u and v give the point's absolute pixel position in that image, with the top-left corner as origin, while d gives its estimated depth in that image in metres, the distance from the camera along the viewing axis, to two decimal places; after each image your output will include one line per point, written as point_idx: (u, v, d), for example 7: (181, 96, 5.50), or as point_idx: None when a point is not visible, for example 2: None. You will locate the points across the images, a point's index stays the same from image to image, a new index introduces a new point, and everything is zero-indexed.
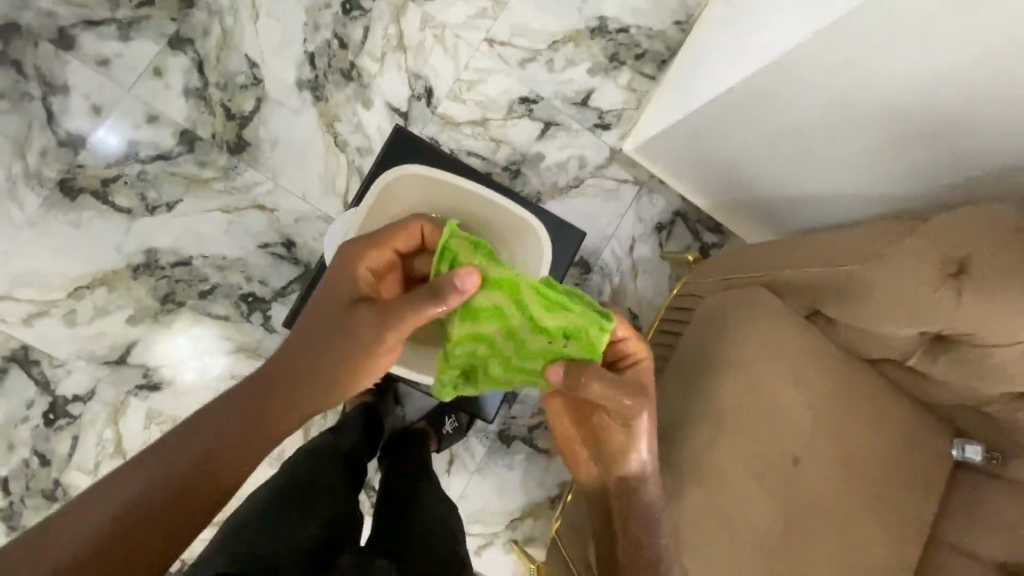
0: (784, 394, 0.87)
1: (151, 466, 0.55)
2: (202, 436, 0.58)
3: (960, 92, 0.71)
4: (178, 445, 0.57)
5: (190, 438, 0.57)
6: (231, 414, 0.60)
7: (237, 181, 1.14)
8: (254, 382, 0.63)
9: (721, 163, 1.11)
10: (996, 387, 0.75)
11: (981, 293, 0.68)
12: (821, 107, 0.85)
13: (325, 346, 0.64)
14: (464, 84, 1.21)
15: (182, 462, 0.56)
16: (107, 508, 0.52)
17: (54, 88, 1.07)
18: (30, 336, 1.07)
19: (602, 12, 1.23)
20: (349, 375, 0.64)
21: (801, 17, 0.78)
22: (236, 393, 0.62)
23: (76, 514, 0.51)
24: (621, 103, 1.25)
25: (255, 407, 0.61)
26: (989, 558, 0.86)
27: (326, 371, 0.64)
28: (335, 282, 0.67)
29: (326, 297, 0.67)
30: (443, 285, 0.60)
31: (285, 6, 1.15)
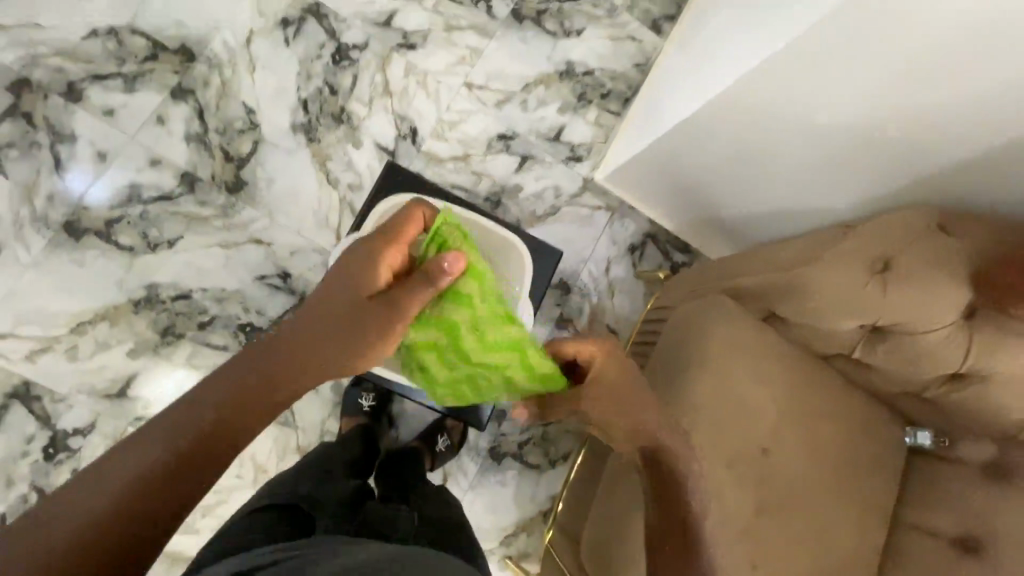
0: (752, 390, 0.95)
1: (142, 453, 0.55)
2: (206, 413, 0.58)
3: (868, 117, 0.85)
4: (181, 420, 0.58)
5: (194, 413, 0.58)
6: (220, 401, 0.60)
7: (234, 218, 1.21)
8: (242, 367, 0.63)
9: (682, 188, 1.23)
10: (926, 370, 0.88)
11: (902, 284, 0.83)
12: (759, 134, 0.98)
13: (320, 333, 0.66)
14: (446, 124, 1.32)
15: (172, 449, 0.56)
16: (96, 495, 0.52)
17: (62, 137, 1.16)
18: (33, 371, 1.12)
19: (569, 58, 1.37)
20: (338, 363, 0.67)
21: (732, 63, 0.92)
22: (224, 377, 0.62)
23: (65, 501, 0.51)
24: (591, 137, 1.37)
25: (253, 381, 0.62)
26: (946, 534, 0.93)
27: (317, 360, 0.65)
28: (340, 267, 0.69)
29: (338, 282, 0.68)
30: (435, 273, 0.66)
31: (280, 58, 1.26)
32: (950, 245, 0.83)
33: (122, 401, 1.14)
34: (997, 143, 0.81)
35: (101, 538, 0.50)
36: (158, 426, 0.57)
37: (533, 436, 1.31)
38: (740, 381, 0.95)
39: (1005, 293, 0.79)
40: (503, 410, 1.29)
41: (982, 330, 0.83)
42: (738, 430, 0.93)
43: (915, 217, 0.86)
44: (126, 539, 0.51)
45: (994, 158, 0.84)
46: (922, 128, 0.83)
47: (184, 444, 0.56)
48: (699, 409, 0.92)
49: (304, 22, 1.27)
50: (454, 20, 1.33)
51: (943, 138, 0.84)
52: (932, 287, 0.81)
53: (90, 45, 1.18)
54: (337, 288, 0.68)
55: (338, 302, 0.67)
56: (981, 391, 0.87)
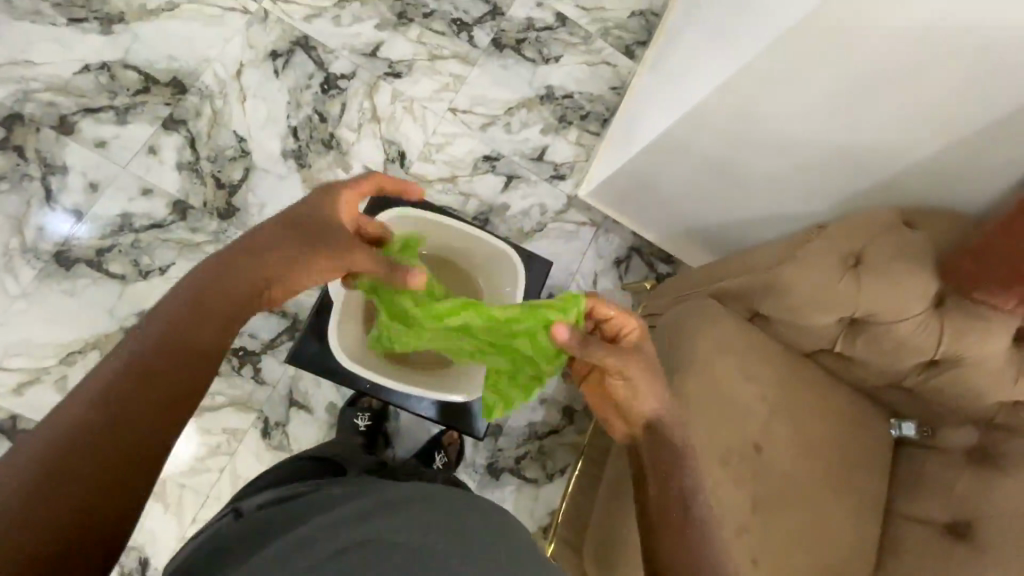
0: (743, 388, 0.98)
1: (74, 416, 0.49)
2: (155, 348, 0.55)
3: (829, 127, 0.91)
4: (129, 360, 0.53)
5: (143, 348, 0.55)
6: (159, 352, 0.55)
7: (227, 243, 1.22)
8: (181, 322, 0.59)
9: (663, 201, 1.28)
10: (903, 358, 0.93)
11: (873, 278, 0.88)
12: (730, 146, 1.03)
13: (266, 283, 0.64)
14: (433, 147, 1.37)
15: (111, 405, 0.50)
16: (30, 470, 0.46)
17: (53, 169, 1.18)
18: (20, 404, 1.10)
19: (549, 82, 1.44)
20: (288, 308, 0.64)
21: (700, 81, 0.97)
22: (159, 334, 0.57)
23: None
24: (573, 156, 1.43)
25: (206, 312, 0.60)
26: (937, 521, 0.96)
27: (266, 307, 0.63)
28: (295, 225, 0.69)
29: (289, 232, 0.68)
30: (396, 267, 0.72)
31: (270, 88, 1.30)
32: (911, 240, 0.89)
33: None
34: (949, 144, 0.88)
35: (69, 487, 0.46)
36: (105, 373, 0.52)
37: (530, 450, 1.30)
38: (729, 379, 0.98)
39: (968, 280, 0.84)
40: (498, 425, 1.30)
41: (950, 318, 0.88)
42: (732, 427, 0.96)
43: (878, 216, 0.92)
44: (70, 506, 0.45)
45: (948, 158, 0.91)
46: (878, 135, 0.90)
47: (139, 379, 0.52)
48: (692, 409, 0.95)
49: (292, 54, 1.32)
50: (438, 50, 1.40)
51: (899, 143, 0.90)
52: (901, 279, 0.87)
53: (82, 80, 1.21)
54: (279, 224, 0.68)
55: (283, 235, 0.67)
56: (954, 377, 0.91)
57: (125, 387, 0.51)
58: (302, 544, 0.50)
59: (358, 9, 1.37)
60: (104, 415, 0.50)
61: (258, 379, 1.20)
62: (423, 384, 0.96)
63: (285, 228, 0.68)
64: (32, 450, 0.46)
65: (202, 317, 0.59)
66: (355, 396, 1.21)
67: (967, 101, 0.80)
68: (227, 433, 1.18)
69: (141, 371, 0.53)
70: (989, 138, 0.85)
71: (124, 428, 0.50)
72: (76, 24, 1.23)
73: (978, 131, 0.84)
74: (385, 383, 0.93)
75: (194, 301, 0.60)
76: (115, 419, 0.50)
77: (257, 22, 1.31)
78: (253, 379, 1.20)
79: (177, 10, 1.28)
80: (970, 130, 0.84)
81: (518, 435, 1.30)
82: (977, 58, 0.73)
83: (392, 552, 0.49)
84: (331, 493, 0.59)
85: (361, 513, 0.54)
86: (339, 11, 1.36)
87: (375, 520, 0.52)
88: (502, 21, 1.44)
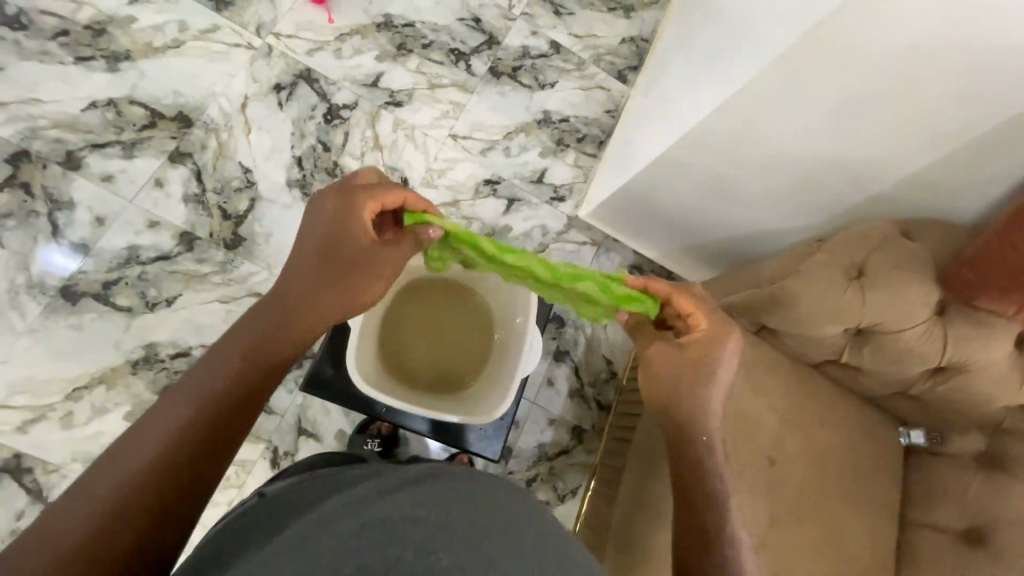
0: (754, 403, 0.99)
1: (154, 430, 0.55)
2: (200, 387, 0.59)
3: (824, 142, 0.94)
4: (178, 400, 0.58)
5: (191, 388, 0.59)
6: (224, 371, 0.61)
7: (234, 273, 1.23)
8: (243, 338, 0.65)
9: (663, 218, 1.30)
10: (911, 366, 0.94)
11: (876, 288, 0.91)
12: (729, 165, 1.06)
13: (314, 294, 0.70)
14: (434, 173, 1.39)
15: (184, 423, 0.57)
16: (121, 478, 0.52)
17: (60, 205, 1.18)
18: (25, 442, 1.09)
19: (545, 107, 1.48)
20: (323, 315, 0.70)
21: (698, 101, 1.00)
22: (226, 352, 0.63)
23: (91, 487, 0.51)
24: (571, 177, 1.46)
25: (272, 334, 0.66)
26: (952, 528, 0.97)
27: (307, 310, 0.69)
28: (332, 231, 0.71)
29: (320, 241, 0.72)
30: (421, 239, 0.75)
31: (274, 120, 1.32)
32: (910, 250, 0.92)
33: None
34: (938, 156, 0.91)
35: (124, 518, 0.50)
36: (155, 415, 0.57)
37: (540, 471, 1.29)
38: (741, 394, 0.98)
39: (967, 288, 0.87)
40: (508, 447, 1.28)
41: (953, 326, 0.90)
42: (748, 442, 0.97)
43: (875, 230, 0.95)
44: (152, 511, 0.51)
45: (936, 170, 0.94)
46: (871, 149, 0.93)
47: (188, 417, 0.57)
48: None
49: (295, 86, 1.35)
50: (437, 79, 1.43)
51: (891, 156, 0.93)
52: (904, 289, 0.90)
53: (89, 116, 1.23)
54: (307, 254, 0.72)
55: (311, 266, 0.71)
56: (962, 382, 0.93)
57: (176, 425, 0.56)
58: (308, 537, 0.42)
59: (358, 41, 1.40)
60: (157, 452, 0.54)
61: (265, 408, 1.19)
62: (438, 408, 0.96)
63: (313, 256, 0.71)
64: (91, 490, 0.51)
65: (248, 355, 0.63)
66: (364, 423, 1.20)
67: (954, 113, 0.84)
68: (235, 465, 1.16)
69: (190, 410, 0.57)
70: (975, 150, 0.89)
71: (175, 461, 0.54)
72: (83, 63, 1.25)
73: (963, 144, 0.88)
74: (398, 406, 0.91)
75: (238, 339, 0.64)
76: (167, 451, 0.54)
77: (261, 56, 1.35)
78: (262, 409, 1.19)
79: (182, 47, 1.31)
80: (957, 143, 0.88)
81: (528, 456, 1.29)
82: (960, 74, 0.77)
83: (414, 530, 0.44)
84: (344, 475, 0.53)
85: (369, 494, 0.47)
86: (340, 43, 1.39)
87: (385, 501, 0.46)
88: (498, 50, 1.48)
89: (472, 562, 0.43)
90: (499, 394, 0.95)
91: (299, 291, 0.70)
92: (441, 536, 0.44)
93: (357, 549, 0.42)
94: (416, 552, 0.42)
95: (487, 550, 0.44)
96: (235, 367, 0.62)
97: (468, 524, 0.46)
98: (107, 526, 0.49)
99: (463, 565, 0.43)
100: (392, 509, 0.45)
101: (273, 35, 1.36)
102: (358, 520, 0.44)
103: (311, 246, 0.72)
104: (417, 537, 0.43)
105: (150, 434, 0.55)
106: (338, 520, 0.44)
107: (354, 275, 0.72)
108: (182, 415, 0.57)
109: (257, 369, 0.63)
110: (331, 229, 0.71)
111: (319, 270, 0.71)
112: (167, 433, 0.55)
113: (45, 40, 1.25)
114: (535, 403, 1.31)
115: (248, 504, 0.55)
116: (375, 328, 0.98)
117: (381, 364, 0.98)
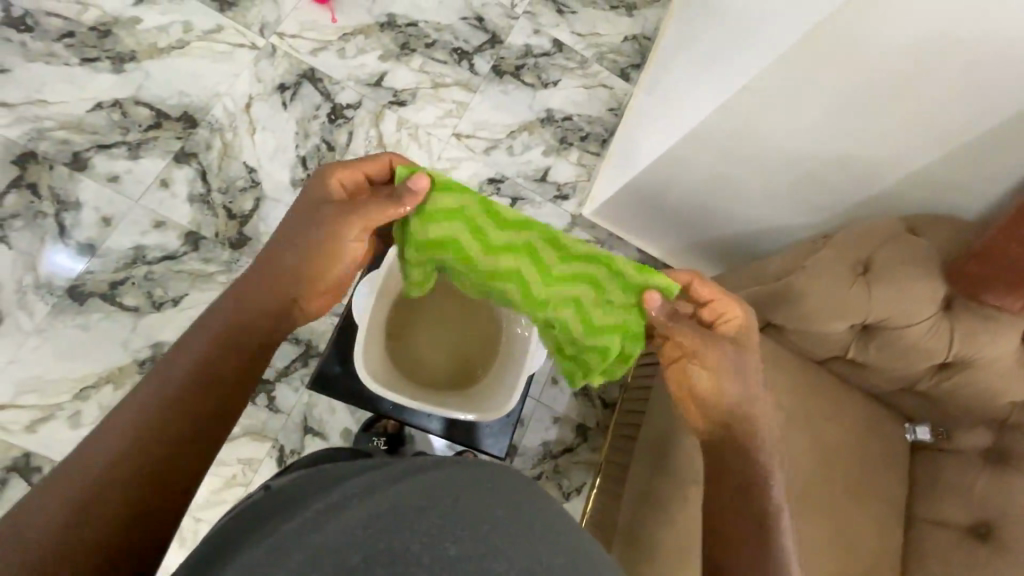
0: (761, 397, 0.99)
1: (127, 422, 0.54)
2: (172, 376, 0.58)
3: (828, 139, 0.94)
4: (150, 389, 0.57)
5: (167, 375, 0.58)
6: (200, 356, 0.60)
7: (239, 272, 1.23)
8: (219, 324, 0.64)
9: (668, 216, 1.30)
10: (916, 363, 0.95)
11: (882, 284, 0.91)
12: (733, 163, 1.06)
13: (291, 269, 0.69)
14: (438, 171, 1.40)
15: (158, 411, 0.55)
16: (90, 471, 0.50)
17: (67, 205, 1.19)
18: (34, 441, 1.09)
19: (549, 106, 1.48)
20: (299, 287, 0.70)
21: (702, 97, 1.00)
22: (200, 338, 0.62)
23: (60, 484, 0.49)
24: (575, 176, 1.46)
25: (249, 315, 0.65)
26: (958, 523, 0.97)
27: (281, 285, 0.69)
28: (313, 201, 0.72)
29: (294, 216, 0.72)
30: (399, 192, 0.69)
31: (279, 120, 1.33)
32: (915, 246, 0.92)
33: None
34: (944, 152, 0.91)
35: (95, 508, 0.48)
36: (127, 406, 0.56)
37: (545, 469, 1.29)
38: None
39: (972, 283, 0.87)
40: (514, 444, 1.28)
41: (959, 322, 0.90)
42: None
43: (880, 226, 0.95)
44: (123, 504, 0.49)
45: (941, 166, 0.94)
46: (875, 145, 0.93)
47: (161, 404, 0.56)
48: None
49: (299, 86, 1.35)
50: (441, 78, 1.44)
51: (896, 153, 0.93)
52: (910, 285, 0.90)
53: (95, 117, 1.24)
54: (293, 237, 0.71)
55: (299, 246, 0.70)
56: (968, 378, 0.93)
57: (149, 413, 0.55)
58: (314, 529, 0.41)
59: (362, 41, 1.41)
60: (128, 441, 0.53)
61: (271, 407, 1.20)
62: (443, 404, 0.97)
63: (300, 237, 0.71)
64: (61, 481, 0.49)
65: (221, 340, 0.62)
66: (369, 421, 1.21)
67: (959, 109, 0.83)
68: (242, 463, 1.16)
69: (163, 397, 0.56)
70: (981, 145, 0.88)
71: (148, 449, 0.53)
72: (89, 64, 1.26)
73: (968, 139, 0.88)
74: (407, 404, 0.91)
75: (210, 327, 0.63)
76: (140, 442, 0.53)
77: (265, 57, 1.35)
78: (268, 407, 1.20)
79: (187, 47, 1.32)
80: (963, 138, 0.88)
81: (533, 453, 1.29)
82: (965, 70, 0.77)
83: (420, 521, 0.42)
84: (350, 467, 0.53)
85: (374, 483, 0.45)
86: (344, 43, 1.40)
87: (391, 489, 0.44)
88: (501, 49, 1.49)
89: (479, 551, 0.42)
90: (505, 391, 0.95)
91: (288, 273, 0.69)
92: (446, 525, 0.42)
93: (363, 542, 0.40)
94: (422, 543, 0.41)
95: (495, 539, 0.43)
96: (209, 353, 0.61)
97: (474, 513, 0.44)
98: (78, 517, 0.47)
99: (470, 554, 0.41)
100: (397, 498, 0.43)
101: (277, 35, 1.37)
102: (366, 511, 0.42)
103: (297, 230, 0.71)
104: (423, 530, 0.41)
105: (123, 424, 0.54)
106: (346, 510, 0.42)
107: (330, 244, 0.70)
108: (155, 402, 0.56)
109: (234, 354, 0.62)
110: (318, 208, 0.71)
111: (294, 246, 0.70)
112: (140, 421, 0.54)
113: (51, 42, 1.25)
114: (539, 401, 1.31)
115: (256, 495, 0.56)
116: (382, 324, 0.98)
117: (387, 359, 0.99)
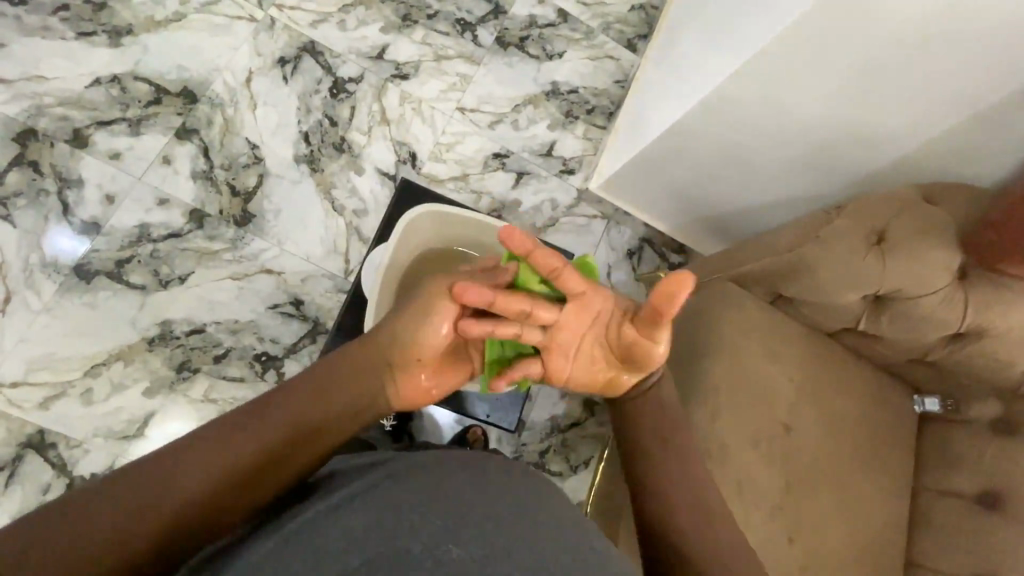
0: (768, 371, 0.99)
1: (212, 448, 0.54)
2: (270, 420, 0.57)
3: (842, 109, 0.92)
4: (250, 425, 0.56)
5: (265, 424, 0.56)
6: (289, 413, 0.58)
7: (245, 250, 1.23)
8: (314, 376, 0.61)
9: (676, 190, 1.28)
10: (929, 334, 0.94)
11: (895, 251, 0.90)
12: (743, 134, 1.04)
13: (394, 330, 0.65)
14: (442, 147, 1.37)
15: (241, 454, 0.54)
16: (167, 485, 0.51)
17: (69, 182, 1.18)
18: (46, 419, 1.11)
19: (554, 78, 1.45)
20: (392, 351, 0.64)
21: (711, 67, 0.97)
22: (299, 383, 0.60)
23: (140, 481, 0.50)
24: (581, 150, 1.44)
25: (339, 380, 0.61)
26: (966, 493, 0.97)
27: (378, 351, 0.64)
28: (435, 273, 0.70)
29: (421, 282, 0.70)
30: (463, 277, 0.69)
31: (280, 94, 1.30)
32: (930, 213, 0.91)
33: (140, 441, 1.13)
34: (961, 119, 0.89)
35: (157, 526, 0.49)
36: (215, 428, 0.55)
37: (553, 443, 1.30)
38: (754, 361, 0.98)
39: (990, 251, 0.86)
40: (522, 418, 1.29)
41: (974, 290, 0.90)
42: (760, 408, 0.97)
43: (896, 195, 0.94)
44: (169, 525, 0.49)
45: (959, 134, 0.92)
46: (892, 113, 0.91)
47: (241, 457, 0.54)
48: (715, 392, 0.96)
49: (300, 60, 1.33)
50: (444, 50, 1.40)
51: (911, 120, 0.91)
52: (926, 255, 0.89)
53: (94, 93, 1.22)
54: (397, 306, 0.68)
55: (411, 317, 0.65)
56: (979, 347, 0.93)
57: (231, 457, 0.54)
58: (314, 532, 0.41)
59: (362, 12, 1.37)
60: (214, 478, 0.52)
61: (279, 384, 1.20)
62: None
63: (402, 317, 0.66)
64: (135, 483, 0.50)
65: (312, 401, 0.59)
66: None
67: (981, 72, 0.81)
68: None
69: (250, 448, 0.55)
70: (1000, 110, 0.86)
71: (229, 494, 0.52)
72: (85, 38, 1.23)
73: (988, 104, 0.86)
74: None
75: (310, 379, 0.61)
76: (213, 477, 0.52)
77: (264, 30, 1.32)
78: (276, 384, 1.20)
79: (184, 21, 1.29)
80: (983, 102, 0.86)
81: (541, 428, 1.30)
82: (984, 31, 0.75)
83: (421, 518, 0.41)
84: (348, 467, 0.55)
85: (374, 483, 0.45)
86: (344, 15, 1.36)
87: (389, 492, 0.43)
88: (505, 20, 1.45)
89: (482, 553, 0.39)
90: None
91: (395, 357, 0.64)
92: (450, 524, 0.40)
93: (363, 543, 0.39)
94: (425, 545, 0.39)
95: (501, 542, 0.41)
96: (316, 411, 0.59)
97: (479, 513, 0.42)
98: (140, 529, 0.48)
99: (474, 559, 0.39)
100: (394, 498, 0.43)
101: (276, 7, 1.34)
102: (364, 514, 0.41)
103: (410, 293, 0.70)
104: (426, 533, 0.39)
105: (204, 452, 0.53)
106: (343, 511, 0.42)
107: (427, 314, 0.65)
108: (250, 444, 0.55)
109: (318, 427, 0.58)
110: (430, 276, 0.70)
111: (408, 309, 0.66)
112: (227, 457, 0.53)
113: (46, 16, 1.23)
114: None
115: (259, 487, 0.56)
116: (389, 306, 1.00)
117: None
